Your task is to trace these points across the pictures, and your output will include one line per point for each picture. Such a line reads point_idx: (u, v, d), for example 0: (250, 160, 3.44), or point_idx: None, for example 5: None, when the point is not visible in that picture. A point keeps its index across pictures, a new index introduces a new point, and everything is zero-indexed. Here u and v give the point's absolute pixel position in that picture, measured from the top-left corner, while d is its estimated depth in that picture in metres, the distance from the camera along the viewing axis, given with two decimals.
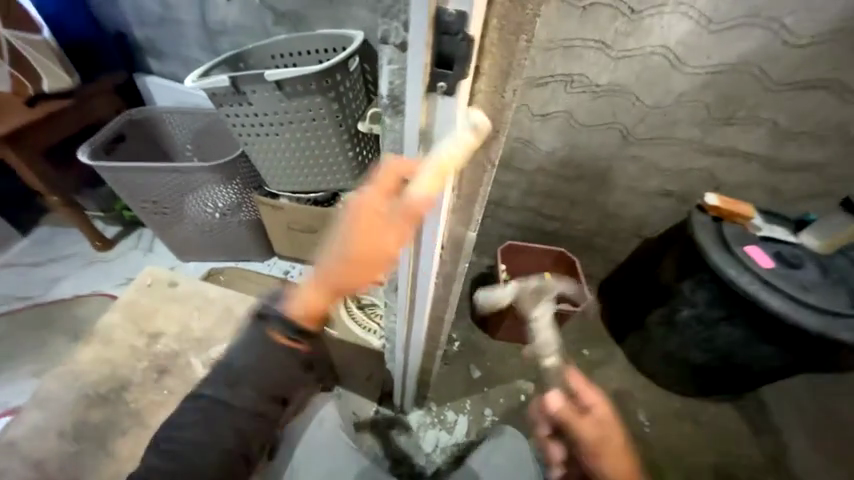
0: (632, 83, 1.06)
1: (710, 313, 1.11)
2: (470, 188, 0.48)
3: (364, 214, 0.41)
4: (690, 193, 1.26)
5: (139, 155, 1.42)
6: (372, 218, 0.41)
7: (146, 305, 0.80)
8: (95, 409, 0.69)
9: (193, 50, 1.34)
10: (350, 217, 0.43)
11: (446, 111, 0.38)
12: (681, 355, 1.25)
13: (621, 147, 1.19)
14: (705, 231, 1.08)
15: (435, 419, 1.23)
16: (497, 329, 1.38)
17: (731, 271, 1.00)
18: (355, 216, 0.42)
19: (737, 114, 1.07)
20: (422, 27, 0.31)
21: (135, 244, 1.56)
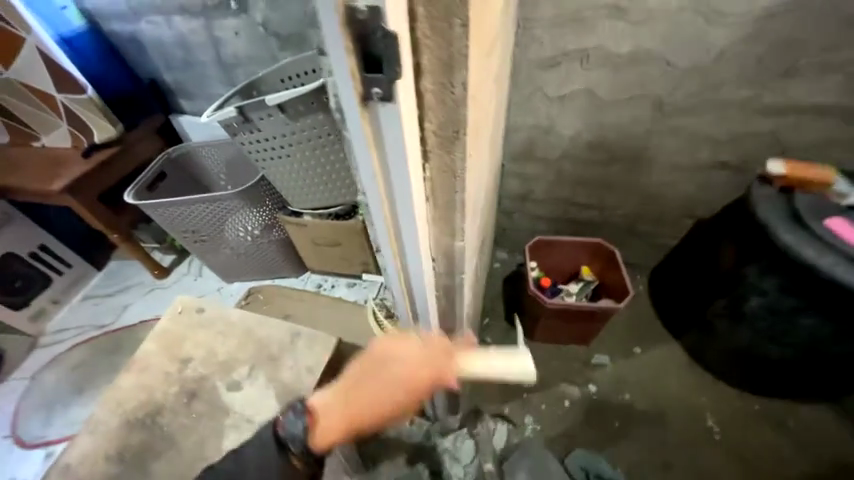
0: (660, 47, 0.92)
1: (785, 302, 0.94)
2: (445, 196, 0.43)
3: (426, 374, 0.53)
4: (748, 163, 1.08)
5: (180, 189, 1.54)
6: (431, 379, 0.53)
7: (179, 332, 0.85)
8: (135, 433, 0.73)
9: (215, 85, 1.43)
10: (404, 369, 0.52)
11: (390, 119, 0.33)
12: (754, 351, 1.07)
13: (656, 121, 1.05)
14: (771, 206, 0.91)
15: (473, 429, 1.16)
16: (534, 330, 1.30)
17: (808, 252, 0.83)
18: (415, 371, 0.52)
19: (798, 62, 0.89)
20: (336, 30, 0.28)
21: (187, 269, 1.72)
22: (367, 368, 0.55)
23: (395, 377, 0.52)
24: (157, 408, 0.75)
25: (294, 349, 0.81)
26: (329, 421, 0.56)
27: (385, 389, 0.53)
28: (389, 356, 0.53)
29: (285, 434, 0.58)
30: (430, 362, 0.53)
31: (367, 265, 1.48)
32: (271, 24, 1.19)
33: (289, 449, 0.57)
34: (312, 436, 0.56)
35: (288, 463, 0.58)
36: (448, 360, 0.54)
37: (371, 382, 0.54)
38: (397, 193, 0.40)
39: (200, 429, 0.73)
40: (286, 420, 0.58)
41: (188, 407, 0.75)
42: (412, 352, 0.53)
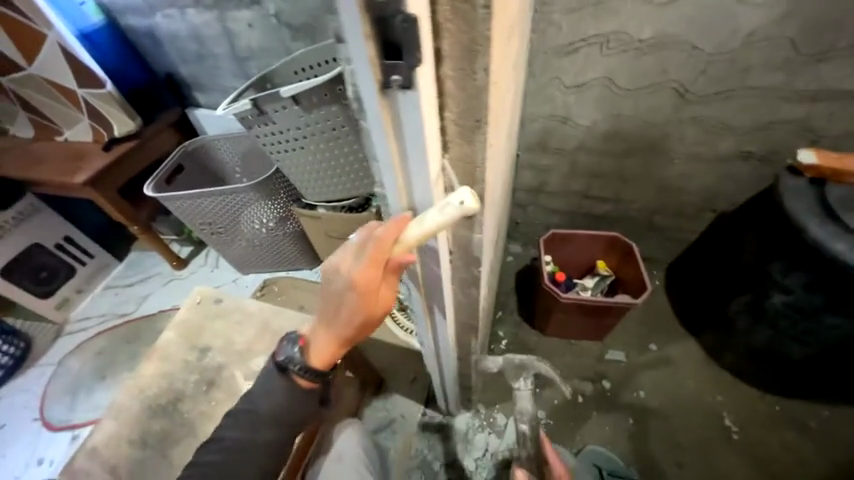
0: (685, 31, 0.89)
1: (812, 300, 0.90)
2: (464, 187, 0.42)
3: (360, 284, 0.42)
4: (776, 153, 1.03)
5: (197, 182, 1.56)
6: (372, 288, 0.42)
7: (197, 321, 0.87)
8: (156, 418, 0.75)
9: (229, 78, 1.43)
10: (343, 286, 0.43)
11: (410, 108, 0.33)
12: (776, 349, 1.04)
13: (678, 109, 1.01)
14: (799, 199, 0.87)
15: (484, 422, 1.18)
16: (547, 325, 1.28)
17: (838, 247, 0.80)
18: (351, 287, 0.43)
19: (836, 45, 0.84)
20: (355, 15, 0.27)
21: (204, 260, 1.75)
22: (328, 296, 0.46)
23: (340, 296, 0.44)
24: (178, 396, 0.77)
25: None
26: (316, 341, 0.50)
27: (339, 308, 0.45)
28: (330, 277, 0.45)
29: (283, 359, 0.52)
30: (359, 269, 0.41)
31: None
32: (283, 15, 1.18)
33: (290, 372, 0.52)
34: (308, 356, 0.51)
35: (295, 383, 0.52)
36: (379, 255, 0.40)
37: (327, 307, 0.47)
38: (415, 183, 0.40)
39: (219, 416, 0.75)
40: (281, 345, 0.53)
41: (207, 396, 0.77)
42: (344, 264, 0.43)
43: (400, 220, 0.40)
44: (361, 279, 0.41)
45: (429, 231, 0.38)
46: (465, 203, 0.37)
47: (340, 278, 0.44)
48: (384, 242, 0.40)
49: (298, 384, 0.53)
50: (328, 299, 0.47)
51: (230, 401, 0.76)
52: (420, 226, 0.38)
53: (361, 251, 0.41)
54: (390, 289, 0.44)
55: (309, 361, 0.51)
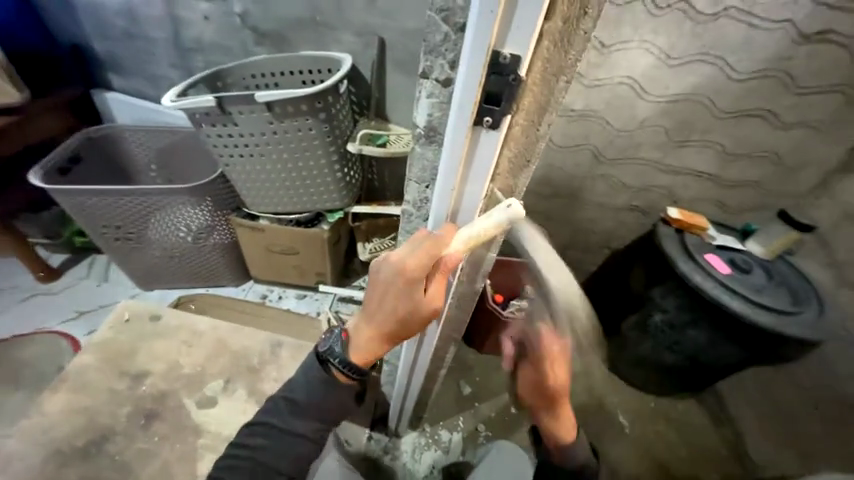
0: (603, 109, 1.12)
1: (680, 318, 1.17)
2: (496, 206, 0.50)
3: (409, 277, 0.44)
4: (652, 208, 1.32)
5: (99, 176, 1.31)
6: (421, 282, 0.45)
7: (128, 342, 0.76)
8: (72, 466, 0.63)
9: (162, 66, 1.30)
10: (392, 279, 0.46)
11: (488, 143, 0.40)
12: (655, 359, 1.30)
13: (593, 166, 1.25)
14: (669, 242, 1.15)
15: (430, 439, 1.21)
16: (484, 344, 1.40)
17: (696, 278, 1.06)
18: (400, 279, 0.45)
19: (691, 137, 1.14)
20: (476, 69, 0.34)
21: (86, 273, 1.41)
22: (375, 289, 0.49)
23: (387, 289, 0.47)
24: (107, 433, 0.66)
25: (276, 360, 0.77)
26: (360, 336, 0.52)
27: (384, 301, 0.48)
28: (379, 271, 0.48)
29: (325, 350, 0.54)
30: (411, 261, 0.44)
31: (322, 276, 1.39)
32: (249, 17, 1.15)
33: (329, 364, 0.54)
34: (349, 351, 0.53)
35: (334, 376, 0.54)
36: (432, 249, 0.44)
37: (372, 301, 0.50)
38: (463, 204, 0.46)
39: (164, 453, 0.66)
40: (324, 336, 0.55)
41: (146, 430, 0.67)
42: (395, 257, 0.46)
43: (450, 226, 0.46)
44: (411, 271, 0.44)
45: (480, 235, 0.43)
46: (512, 207, 0.43)
47: (389, 270, 0.46)
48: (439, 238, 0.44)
49: (337, 378, 0.54)
50: (374, 293, 0.49)
51: (176, 434, 0.68)
52: (472, 232, 0.44)
53: (414, 245, 0.46)
54: (436, 287, 0.47)
55: (350, 356, 0.53)
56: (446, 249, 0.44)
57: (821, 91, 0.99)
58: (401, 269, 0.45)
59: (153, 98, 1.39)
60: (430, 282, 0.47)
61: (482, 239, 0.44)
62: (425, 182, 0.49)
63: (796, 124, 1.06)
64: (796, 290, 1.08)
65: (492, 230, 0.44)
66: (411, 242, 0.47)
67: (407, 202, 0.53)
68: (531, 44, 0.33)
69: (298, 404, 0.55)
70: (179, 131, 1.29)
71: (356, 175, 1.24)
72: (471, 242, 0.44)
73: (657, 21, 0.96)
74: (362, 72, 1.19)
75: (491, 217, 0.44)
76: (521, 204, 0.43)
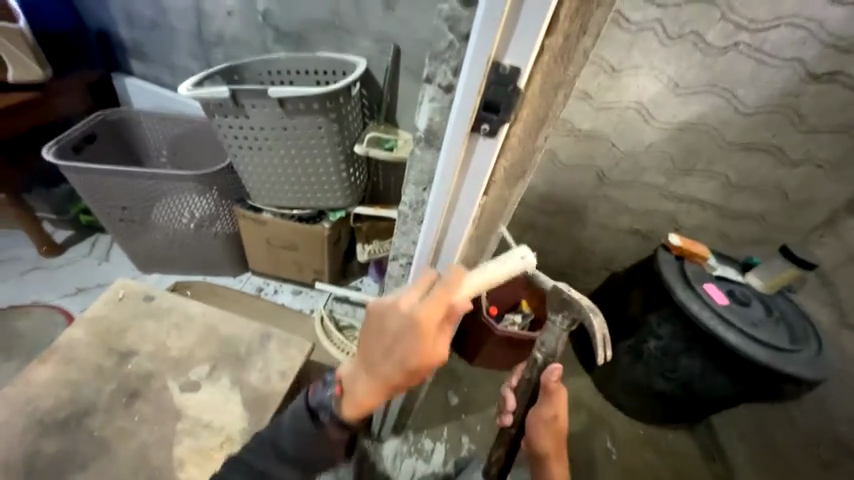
0: (610, 132, 1.13)
1: (675, 345, 1.15)
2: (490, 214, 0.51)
3: (422, 329, 0.44)
4: (654, 233, 1.31)
5: (110, 158, 1.33)
6: (432, 333, 0.44)
7: (119, 320, 0.77)
8: (51, 438, 0.63)
9: (183, 56, 1.34)
10: (399, 331, 0.45)
11: (485, 149, 0.41)
12: (647, 385, 1.27)
13: (597, 187, 1.25)
14: (668, 268, 1.14)
15: (412, 448, 1.19)
16: (475, 355, 1.39)
17: (693, 306, 1.05)
18: (409, 332, 0.44)
19: (696, 166, 1.14)
20: (477, 76, 0.35)
21: (89, 250, 1.43)
22: (378, 340, 0.48)
23: (392, 341, 0.46)
24: (88, 409, 0.67)
25: (264, 351, 0.77)
26: (356, 390, 0.50)
27: (387, 353, 0.47)
28: (382, 322, 0.47)
29: (320, 399, 0.54)
30: (424, 311, 0.44)
31: (320, 273, 1.40)
32: (271, 17, 1.18)
33: (322, 418, 0.53)
34: (345, 405, 0.51)
35: (324, 431, 0.54)
36: (445, 297, 0.45)
37: (373, 352, 0.48)
38: (458, 210, 0.47)
39: (143, 435, 0.66)
40: (315, 388, 0.55)
41: (127, 409, 0.68)
42: (401, 305, 0.46)
43: (458, 271, 0.47)
44: (426, 320, 0.44)
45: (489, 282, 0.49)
46: (526, 257, 0.53)
47: (397, 321, 0.46)
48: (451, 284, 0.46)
49: (329, 435, 0.54)
50: (374, 342, 0.48)
51: (158, 416, 0.68)
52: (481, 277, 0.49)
53: (424, 294, 0.46)
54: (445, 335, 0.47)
55: (347, 411, 0.51)
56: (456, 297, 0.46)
57: (828, 130, 1.00)
58: (414, 319, 0.44)
59: (170, 86, 1.43)
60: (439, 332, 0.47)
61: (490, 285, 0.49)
62: (422, 185, 0.50)
63: (801, 161, 1.06)
64: (794, 327, 1.06)
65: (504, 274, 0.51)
66: (417, 291, 0.47)
67: (404, 203, 0.54)
68: (531, 56, 0.34)
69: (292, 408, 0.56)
70: (192, 120, 1.32)
71: (362, 176, 1.25)
72: (479, 287, 0.49)
73: (668, 50, 0.97)
74: (376, 76, 1.21)
75: (505, 262, 0.52)
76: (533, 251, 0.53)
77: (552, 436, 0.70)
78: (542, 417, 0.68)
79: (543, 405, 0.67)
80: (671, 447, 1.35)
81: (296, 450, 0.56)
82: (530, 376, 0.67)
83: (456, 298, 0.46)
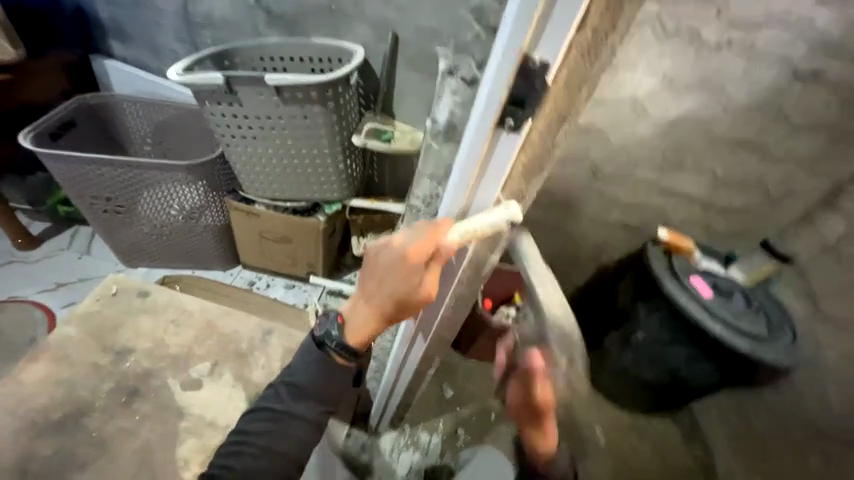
0: (604, 126, 1.14)
1: (663, 335, 1.19)
2: None
3: (410, 262, 0.46)
4: (644, 227, 1.34)
5: (91, 146, 1.27)
6: (419, 266, 0.46)
7: (112, 317, 0.74)
8: (46, 439, 0.61)
9: (168, 39, 1.28)
10: (392, 262, 0.48)
11: (507, 144, 0.40)
12: (636, 374, 1.31)
13: (590, 182, 1.27)
14: (657, 261, 1.17)
15: (409, 440, 1.22)
16: (469, 348, 1.40)
17: (682, 298, 1.08)
18: (400, 264, 0.47)
19: (686, 162, 1.17)
20: (506, 70, 0.34)
21: (68, 243, 1.37)
22: (375, 271, 0.50)
23: (386, 271, 0.49)
24: (85, 408, 0.65)
25: (265, 347, 0.76)
26: (357, 317, 0.54)
27: (381, 283, 0.50)
28: (380, 254, 0.50)
29: (322, 334, 0.56)
30: (412, 246, 0.46)
31: (314, 267, 1.38)
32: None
33: (326, 347, 0.56)
34: (345, 334, 0.55)
35: (331, 360, 0.56)
36: (433, 236, 0.46)
37: (370, 282, 0.51)
38: (474, 203, 0.47)
39: (144, 434, 0.64)
40: (320, 321, 0.57)
41: (126, 409, 0.66)
42: (396, 242, 0.48)
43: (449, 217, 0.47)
44: (413, 253, 0.45)
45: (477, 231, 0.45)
46: (512, 210, 0.46)
47: (391, 252, 0.48)
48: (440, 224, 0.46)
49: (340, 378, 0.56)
50: (372, 272, 0.51)
51: (157, 414, 0.66)
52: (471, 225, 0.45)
53: (416, 230, 0.47)
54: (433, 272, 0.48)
55: (345, 340, 0.55)
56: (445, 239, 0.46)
57: (812, 127, 1.03)
58: (403, 252, 0.46)
59: (154, 71, 1.36)
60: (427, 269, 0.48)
61: (480, 234, 0.45)
62: (437, 178, 0.49)
63: (784, 158, 1.10)
64: (773, 317, 1.12)
65: (489, 228, 0.45)
66: (412, 228, 0.48)
67: (417, 197, 0.54)
68: (562, 51, 0.34)
69: (297, 387, 0.57)
70: (180, 108, 1.26)
71: (357, 168, 1.23)
72: (467, 234, 0.45)
73: (664, 46, 0.99)
74: (372, 66, 1.19)
75: (493, 215, 0.45)
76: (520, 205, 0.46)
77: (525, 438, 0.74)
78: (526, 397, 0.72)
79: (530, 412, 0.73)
80: (655, 433, 1.41)
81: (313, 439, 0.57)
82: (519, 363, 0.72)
83: (446, 240, 0.46)
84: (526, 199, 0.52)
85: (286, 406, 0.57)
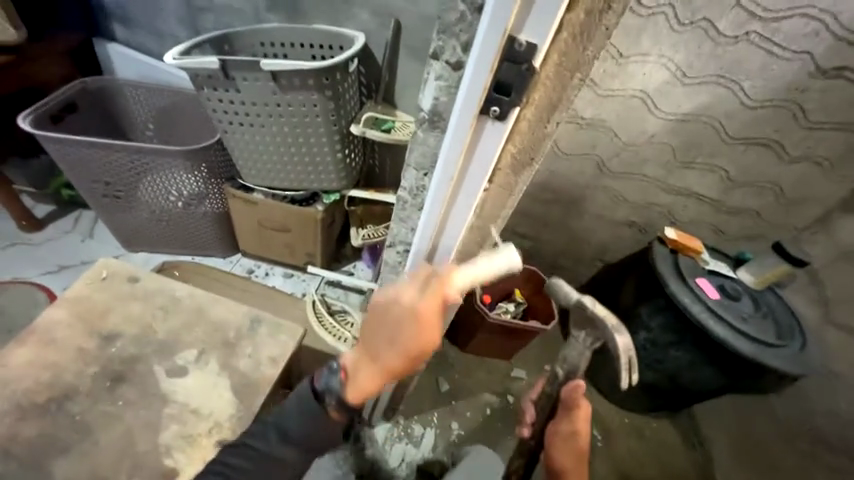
0: (613, 121, 1.10)
1: (665, 338, 1.15)
2: (498, 200, 0.49)
3: (421, 320, 0.46)
4: (650, 226, 1.30)
5: (92, 130, 1.27)
6: (430, 323, 0.47)
7: (102, 301, 0.75)
8: (33, 421, 0.62)
9: (169, 23, 1.26)
10: (400, 320, 0.47)
11: (493, 134, 0.38)
12: (636, 376, 1.28)
13: (596, 177, 1.23)
14: (662, 261, 1.13)
15: (402, 432, 1.21)
16: (467, 342, 1.38)
17: (685, 300, 1.05)
18: (408, 322, 0.47)
19: (696, 159, 1.12)
20: (490, 53, 0.32)
21: (71, 227, 1.38)
22: (377, 328, 0.50)
23: (393, 330, 0.48)
24: (70, 392, 0.65)
25: (254, 336, 0.75)
26: (358, 376, 0.53)
27: (387, 344, 0.49)
28: (385, 314, 0.49)
29: (322, 387, 0.57)
30: (422, 305, 0.46)
31: (313, 256, 1.36)
32: None
33: (327, 402, 0.56)
34: (346, 390, 0.54)
35: (328, 413, 0.57)
36: (441, 291, 0.47)
37: (373, 340, 0.51)
38: (461, 196, 0.45)
39: (128, 419, 0.64)
40: (320, 374, 0.57)
41: (112, 394, 0.66)
42: (403, 298, 0.48)
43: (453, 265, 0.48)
44: (424, 312, 0.46)
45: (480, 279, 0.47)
46: (512, 257, 0.48)
47: (396, 309, 0.48)
48: (445, 277, 0.47)
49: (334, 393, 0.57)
50: (373, 328, 0.51)
51: (142, 401, 0.66)
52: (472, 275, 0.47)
53: (418, 286, 0.48)
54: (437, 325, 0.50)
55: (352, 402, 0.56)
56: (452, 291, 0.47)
57: (831, 127, 0.98)
58: (414, 311, 0.46)
59: (155, 55, 1.35)
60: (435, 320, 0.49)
61: (485, 281, 0.47)
62: (423, 169, 0.47)
63: (800, 157, 1.04)
64: (781, 322, 1.08)
65: (493, 274, 0.48)
66: (418, 282, 0.49)
67: (403, 188, 0.52)
68: (549, 33, 0.31)
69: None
70: (180, 93, 1.25)
71: (357, 157, 1.21)
72: (473, 283, 0.47)
73: (678, 37, 0.94)
74: (374, 53, 1.16)
75: (494, 262, 0.48)
76: (519, 251, 0.48)
77: (572, 457, 0.67)
78: (561, 431, 0.67)
79: (564, 419, 0.67)
80: (653, 435, 1.38)
81: (301, 429, 0.57)
82: (550, 390, 0.69)
83: (451, 290, 0.47)
84: (517, 193, 0.49)
85: (286, 422, 0.58)
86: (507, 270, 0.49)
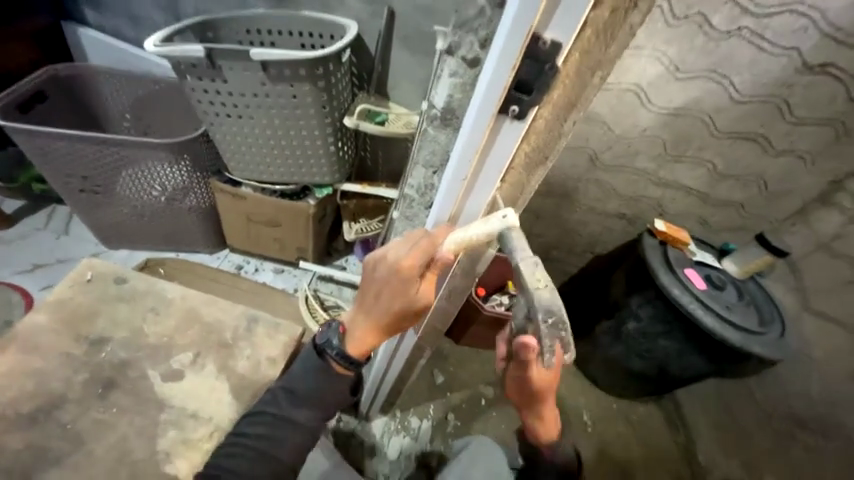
0: (606, 114, 1.10)
1: (654, 327, 1.19)
2: (509, 198, 0.48)
3: (406, 273, 0.46)
4: (640, 218, 1.32)
5: (65, 120, 1.20)
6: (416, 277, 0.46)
7: (87, 305, 0.72)
8: (18, 432, 0.59)
9: (145, 6, 1.19)
10: (388, 277, 0.48)
11: (510, 134, 0.37)
12: (625, 364, 1.32)
13: (588, 171, 1.24)
14: (652, 254, 1.15)
15: (399, 426, 1.21)
16: (461, 336, 1.39)
17: (674, 291, 1.08)
18: (394, 279, 0.47)
19: (686, 152, 1.14)
20: (513, 51, 0.31)
21: (45, 223, 1.31)
22: (371, 284, 0.51)
23: (382, 284, 0.49)
24: (58, 401, 0.62)
25: (251, 337, 0.74)
26: (355, 328, 0.54)
27: (378, 297, 0.50)
28: (374, 268, 0.50)
29: (323, 342, 0.56)
30: (407, 260, 0.46)
31: (304, 251, 1.33)
32: None
33: (327, 356, 0.56)
34: (344, 344, 0.55)
35: (330, 368, 0.56)
36: (427, 247, 0.46)
37: (368, 296, 0.52)
38: (472, 193, 0.44)
39: (122, 427, 0.62)
40: (322, 329, 0.57)
41: (104, 401, 0.64)
42: (392, 255, 0.48)
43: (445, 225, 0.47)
44: (408, 266, 0.46)
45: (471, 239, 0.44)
46: (508, 218, 0.44)
47: (385, 266, 0.48)
48: (434, 234, 0.47)
49: (335, 371, 0.56)
50: (368, 284, 0.51)
51: (134, 408, 0.64)
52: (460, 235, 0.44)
53: (408, 242, 0.48)
54: (428, 283, 0.49)
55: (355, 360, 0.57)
56: (440, 249, 0.46)
57: (816, 122, 1.00)
58: (399, 266, 0.46)
59: (131, 40, 1.27)
60: (424, 279, 0.48)
61: (475, 242, 0.44)
62: (433, 167, 0.46)
63: (784, 151, 1.07)
64: (763, 311, 1.12)
65: (484, 235, 0.44)
66: (409, 239, 0.48)
67: (411, 186, 0.51)
68: (575, 30, 0.30)
69: (296, 397, 0.56)
70: (160, 81, 1.18)
71: (349, 150, 1.18)
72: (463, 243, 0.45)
73: (672, 31, 0.94)
74: (366, 43, 1.12)
75: (487, 222, 0.44)
76: (517, 215, 0.44)
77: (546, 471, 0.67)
78: None
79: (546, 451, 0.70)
80: (641, 419, 1.43)
81: (304, 433, 0.56)
82: None
83: (441, 248, 0.46)
84: (528, 191, 0.49)
85: (284, 426, 0.56)
86: (503, 233, 0.44)
